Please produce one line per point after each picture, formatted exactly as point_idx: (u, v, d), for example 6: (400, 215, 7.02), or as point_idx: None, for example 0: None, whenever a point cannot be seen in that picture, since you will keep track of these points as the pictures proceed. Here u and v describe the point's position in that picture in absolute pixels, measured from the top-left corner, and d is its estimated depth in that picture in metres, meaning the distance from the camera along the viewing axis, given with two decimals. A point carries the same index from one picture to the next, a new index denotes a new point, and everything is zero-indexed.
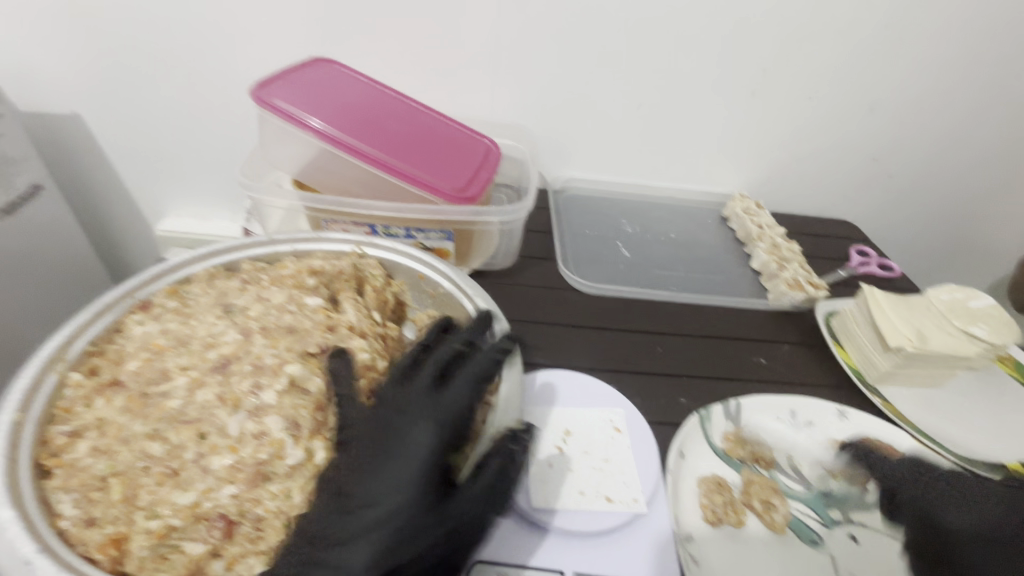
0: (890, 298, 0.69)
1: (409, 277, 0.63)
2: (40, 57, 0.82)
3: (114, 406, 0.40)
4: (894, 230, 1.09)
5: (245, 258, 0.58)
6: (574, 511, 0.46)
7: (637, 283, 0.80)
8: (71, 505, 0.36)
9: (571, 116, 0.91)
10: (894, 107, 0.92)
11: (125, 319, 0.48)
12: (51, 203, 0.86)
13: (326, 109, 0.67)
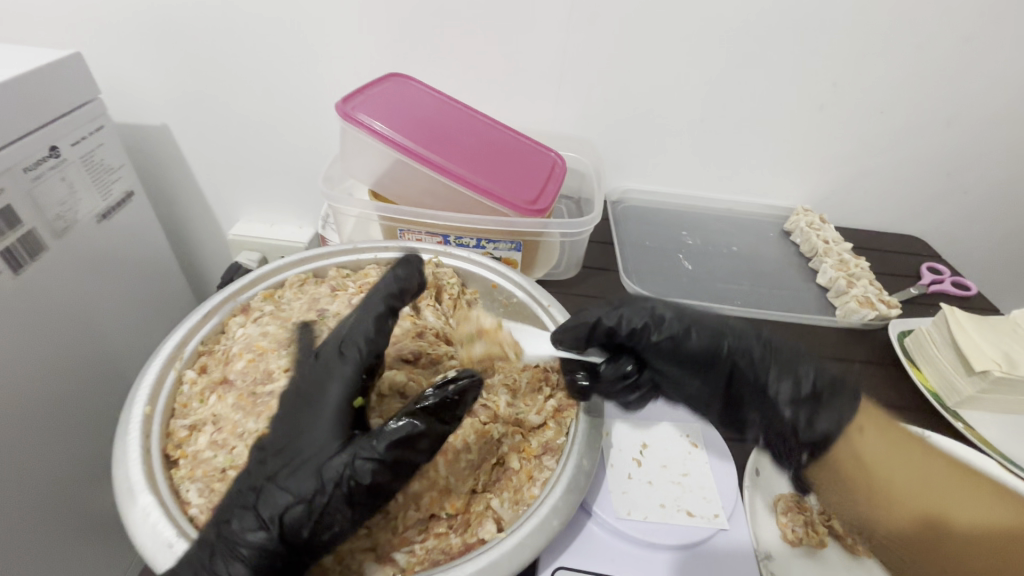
0: (973, 319, 0.67)
1: (482, 285, 0.64)
2: (134, 73, 0.88)
3: (227, 403, 0.44)
4: (966, 246, 1.05)
5: (330, 265, 0.61)
6: (656, 524, 0.46)
7: (699, 296, 0.80)
8: (197, 493, 0.38)
9: (633, 129, 0.91)
10: (973, 120, 0.88)
11: (228, 321, 0.52)
12: (140, 208, 0.92)
13: (404, 123, 0.69)
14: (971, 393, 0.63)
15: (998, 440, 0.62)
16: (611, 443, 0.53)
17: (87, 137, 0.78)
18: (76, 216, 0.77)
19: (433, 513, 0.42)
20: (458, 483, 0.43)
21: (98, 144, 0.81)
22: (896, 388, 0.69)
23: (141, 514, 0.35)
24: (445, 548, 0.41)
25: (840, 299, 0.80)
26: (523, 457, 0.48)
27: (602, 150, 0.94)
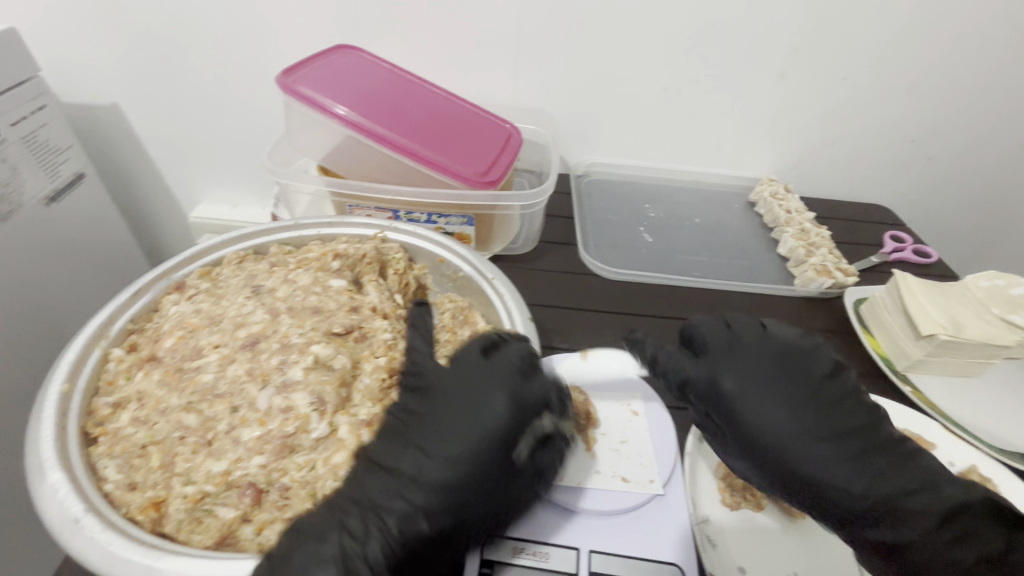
0: (924, 284, 0.67)
1: (430, 260, 0.64)
2: (77, 51, 0.85)
3: (152, 379, 0.43)
4: (932, 215, 1.05)
5: (272, 242, 0.60)
6: (588, 489, 0.47)
7: (658, 267, 0.80)
8: (115, 469, 0.38)
9: (594, 101, 0.90)
10: (935, 85, 0.87)
11: (161, 299, 0.51)
12: (93, 191, 0.90)
13: (351, 97, 0.67)
14: (920, 356, 0.63)
15: (944, 403, 0.63)
16: None
17: (28, 116, 0.75)
18: (22, 199, 0.75)
19: None
20: None
21: (42, 124, 0.78)
22: (848, 354, 0.69)
23: (50, 491, 0.34)
24: None
25: (799, 268, 0.80)
26: None
27: (563, 123, 0.93)
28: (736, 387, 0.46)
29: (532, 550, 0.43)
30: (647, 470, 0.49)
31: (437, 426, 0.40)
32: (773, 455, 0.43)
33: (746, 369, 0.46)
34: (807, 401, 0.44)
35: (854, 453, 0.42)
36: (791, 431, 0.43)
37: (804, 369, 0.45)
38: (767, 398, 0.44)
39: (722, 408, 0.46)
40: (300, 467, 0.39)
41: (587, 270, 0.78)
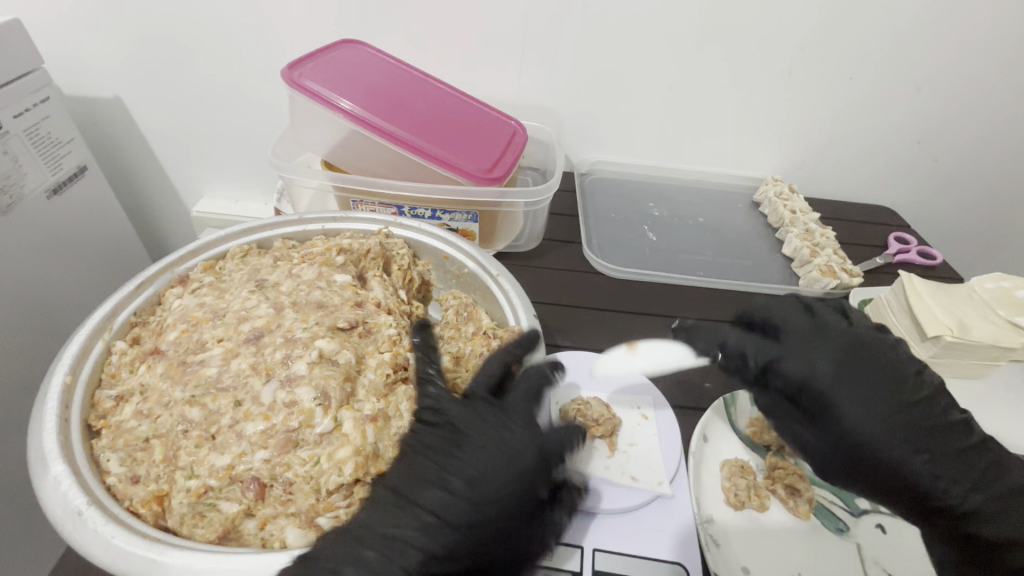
0: (930, 285, 0.66)
1: (434, 256, 0.64)
2: (81, 43, 0.84)
3: (155, 372, 0.43)
4: (936, 216, 1.05)
5: (276, 236, 0.60)
6: (595, 487, 0.48)
7: (663, 266, 0.80)
8: (117, 463, 0.38)
9: (599, 98, 0.89)
10: (941, 86, 0.87)
11: (164, 292, 0.51)
12: (95, 184, 0.90)
13: (356, 91, 0.67)
14: (924, 358, 0.63)
15: None
16: (560, 410, 0.54)
17: (31, 109, 0.75)
18: (24, 191, 0.75)
19: (358, 479, 0.39)
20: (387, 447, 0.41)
21: (44, 116, 0.78)
22: None
23: (53, 482, 0.34)
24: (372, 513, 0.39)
25: (803, 268, 0.80)
26: None
27: (568, 121, 0.92)
28: (822, 377, 0.48)
29: None
30: (656, 472, 0.49)
31: (460, 434, 0.42)
32: (877, 457, 0.45)
33: (831, 366, 0.48)
34: (899, 401, 0.46)
35: (939, 446, 0.45)
36: (888, 430, 0.45)
37: (884, 361, 0.48)
38: (861, 394, 0.47)
39: (806, 399, 0.48)
40: (304, 461, 0.39)
41: (591, 268, 0.78)
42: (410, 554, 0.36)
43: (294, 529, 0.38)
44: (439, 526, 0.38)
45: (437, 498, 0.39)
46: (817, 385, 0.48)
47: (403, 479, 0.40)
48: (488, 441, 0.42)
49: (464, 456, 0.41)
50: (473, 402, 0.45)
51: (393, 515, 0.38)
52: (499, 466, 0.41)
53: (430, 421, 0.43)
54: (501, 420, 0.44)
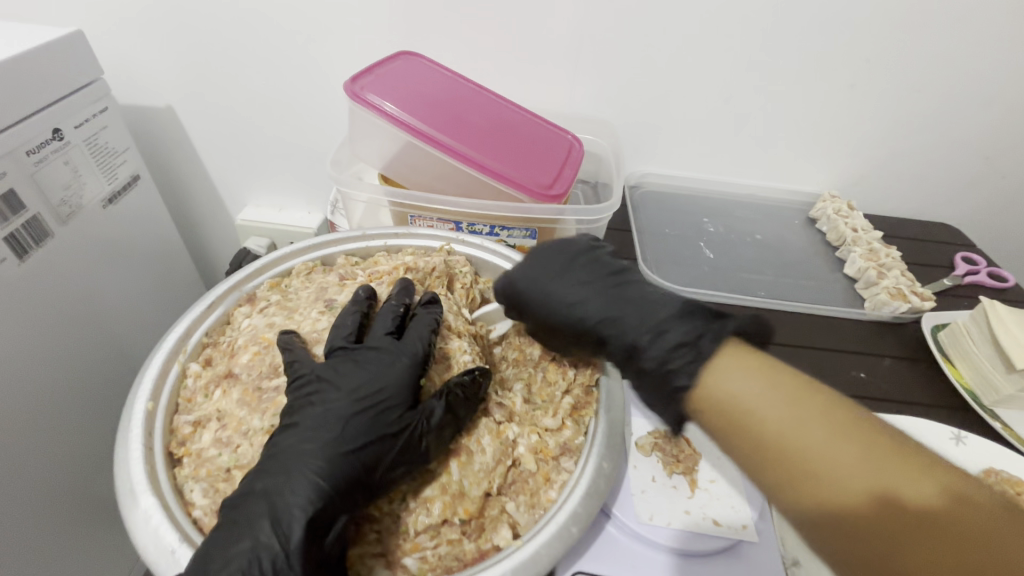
0: (1014, 313, 0.63)
1: (495, 274, 0.62)
2: (137, 54, 0.85)
3: (231, 398, 0.42)
4: (1000, 234, 1.00)
5: (339, 252, 0.59)
6: (678, 529, 0.43)
7: (722, 286, 0.77)
8: (201, 494, 0.37)
9: (652, 111, 0.87)
10: (1016, 100, 0.83)
11: (233, 311, 0.50)
12: (147, 192, 0.90)
13: (415, 104, 0.66)
14: (1010, 391, 0.60)
15: None
16: (634, 444, 0.50)
17: (90, 120, 0.76)
18: (82, 202, 0.75)
19: (446, 518, 0.38)
20: (471, 485, 0.40)
21: (103, 126, 0.78)
22: (929, 384, 0.66)
23: (143, 517, 0.34)
24: (458, 554, 0.38)
25: (869, 290, 0.76)
26: (539, 458, 0.43)
27: (619, 133, 0.90)
28: (532, 307, 0.48)
29: None
30: (742, 513, 0.45)
31: (328, 400, 0.39)
32: (585, 332, 0.46)
33: (564, 269, 0.48)
34: (597, 289, 0.46)
35: (620, 321, 0.44)
36: (576, 308, 0.46)
37: (557, 263, 0.49)
38: (529, 276, 0.49)
39: (540, 331, 0.49)
40: (391, 499, 0.39)
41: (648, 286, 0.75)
42: (302, 516, 0.34)
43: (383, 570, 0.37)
44: (327, 489, 0.35)
45: (326, 462, 0.36)
46: (577, 313, 0.46)
47: (289, 436, 0.37)
48: (375, 411, 0.39)
49: (334, 418, 0.38)
50: (375, 371, 0.41)
51: (285, 479, 0.35)
52: (387, 440, 0.38)
53: (308, 391, 0.40)
54: (403, 392, 0.40)
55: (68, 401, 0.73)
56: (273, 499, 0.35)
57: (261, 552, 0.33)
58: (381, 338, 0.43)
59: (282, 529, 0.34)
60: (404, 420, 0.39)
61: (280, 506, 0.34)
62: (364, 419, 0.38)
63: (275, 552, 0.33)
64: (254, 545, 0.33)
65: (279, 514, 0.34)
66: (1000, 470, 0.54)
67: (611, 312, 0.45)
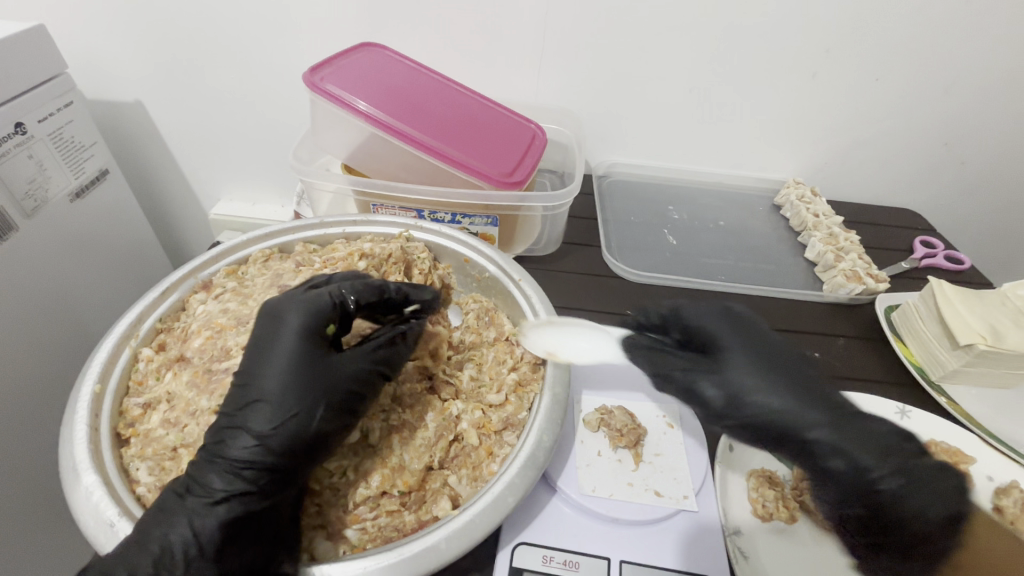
0: (961, 292, 0.64)
1: (454, 260, 0.64)
2: (104, 48, 0.85)
3: (181, 380, 0.43)
4: (961, 218, 1.02)
5: (297, 240, 0.60)
6: (621, 500, 0.45)
7: (683, 271, 0.78)
8: (146, 471, 0.39)
9: (618, 100, 0.88)
10: (972, 87, 0.85)
11: (189, 298, 0.51)
12: (117, 186, 0.90)
13: (376, 94, 0.67)
14: (956, 366, 0.61)
15: (981, 414, 0.61)
16: (583, 420, 0.51)
17: (55, 113, 0.75)
18: (48, 195, 0.75)
19: (385, 490, 0.40)
20: (412, 459, 0.42)
21: (68, 120, 0.78)
22: (880, 362, 0.67)
23: (84, 493, 0.36)
24: (398, 525, 0.40)
25: (827, 273, 0.78)
26: (482, 432, 0.46)
27: (587, 123, 0.92)
28: (765, 387, 0.42)
29: (562, 560, 0.42)
30: (682, 487, 0.47)
31: (253, 381, 0.38)
32: (798, 434, 0.41)
33: (750, 360, 0.44)
34: (786, 383, 0.42)
35: (852, 427, 0.40)
36: (792, 404, 0.41)
37: (777, 348, 0.45)
38: (753, 357, 0.44)
39: (760, 411, 0.41)
40: (331, 472, 0.40)
41: (611, 272, 0.76)
42: (215, 506, 0.35)
43: (324, 541, 0.38)
44: (249, 476, 0.36)
45: (246, 447, 0.36)
46: (779, 408, 0.41)
47: (218, 419, 0.38)
48: (288, 366, 0.38)
49: (253, 394, 0.38)
50: (279, 334, 0.40)
51: (205, 465, 0.36)
52: (305, 394, 0.38)
53: (238, 375, 0.39)
54: (315, 366, 0.39)
55: (34, 391, 0.73)
56: (190, 485, 0.36)
57: (175, 541, 0.33)
58: (286, 298, 0.43)
59: (198, 519, 0.34)
60: (326, 391, 0.38)
61: (195, 496, 0.35)
62: (285, 389, 0.38)
63: (189, 541, 0.33)
64: (170, 537, 0.34)
65: (197, 504, 0.35)
66: (940, 441, 0.55)
67: (833, 410, 0.41)
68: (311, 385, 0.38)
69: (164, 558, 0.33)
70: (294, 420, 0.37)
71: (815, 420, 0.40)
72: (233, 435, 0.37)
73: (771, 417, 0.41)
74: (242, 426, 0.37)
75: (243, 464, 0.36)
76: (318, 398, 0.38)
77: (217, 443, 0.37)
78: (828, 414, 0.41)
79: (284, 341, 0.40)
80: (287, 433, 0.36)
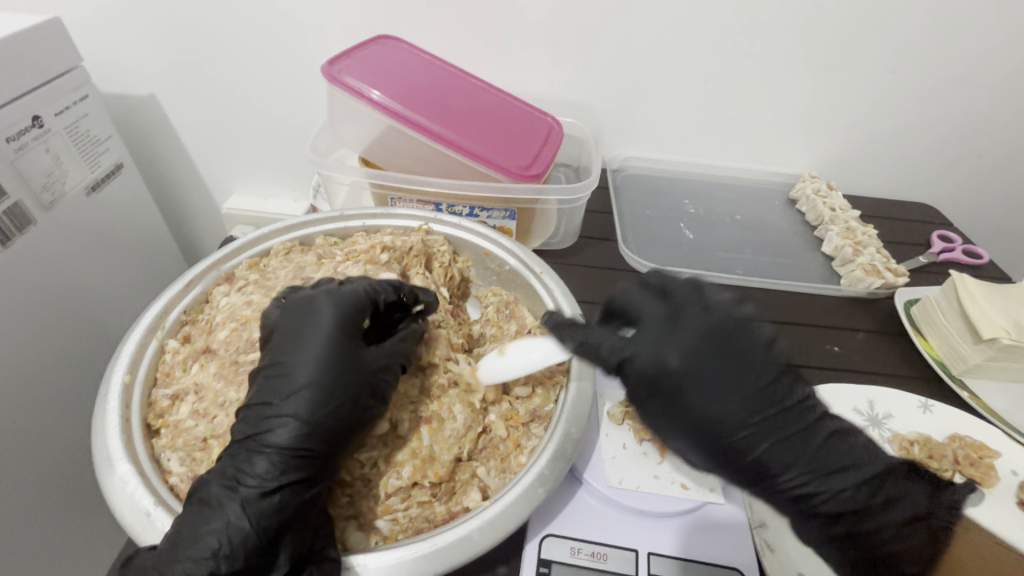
0: (983, 286, 0.64)
1: (474, 253, 0.63)
2: (118, 42, 0.85)
3: (208, 372, 0.43)
4: (977, 213, 1.01)
5: (317, 233, 0.60)
6: (647, 492, 0.45)
7: (700, 265, 0.78)
8: (178, 462, 0.39)
9: (633, 94, 0.88)
10: (991, 80, 0.84)
11: (212, 290, 0.51)
12: (131, 181, 0.91)
13: (393, 87, 0.67)
14: (978, 361, 0.61)
15: (1004, 408, 0.60)
16: (606, 413, 0.51)
17: (71, 107, 0.75)
18: (64, 188, 0.75)
19: (416, 482, 0.40)
20: (443, 450, 0.42)
21: (84, 114, 0.78)
22: (900, 356, 0.67)
23: (119, 483, 0.36)
24: (430, 515, 0.40)
25: (845, 267, 0.77)
26: (510, 424, 0.46)
27: (601, 116, 0.91)
28: (724, 419, 0.38)
29: (590, 551, 0.42)
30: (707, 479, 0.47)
31: (291, 372, 0.38)
32: (748, 462, 0.38)
33: (712, 382, 0.38)
34: (766, 411, 0.38)
35: (813, 455, 0.38)
36: (746, 433, 0.38)
37: (748, 349, 0.39)
38: (720, 383, 0.38)
39: (754, 443, 0.38)
40: (362, 463, 0.40)
41: (628, 266, 0.76)
42: (261, 497, 0.35)
43: (357, 531, 0.39)
44: (293, 466, 0.36)
45: (292, 435, 0.36)
46: (754, 439, 0.38)
47: (253, 410, 0.38)
48: (323, 358, 0.38)
49: (291, 385, 0.37)
50: (314, 327, 0.40)
51: (246, 457, 0.36)
52: (347, 382, 0.38)
53: (269, 367, 0.39)
54: (348, 358, 0.39)
55: (53, 384, 0.73)
56: (234, 477, 0.36)
57: (233, 532, 0.34)
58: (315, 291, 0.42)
59: (247, 510, 0.34)
60: (361, 381, 0.39)
61: (239, 487, 0.35)
62: (323, 381, 0.38)
63: (245, 531, 0.34)
64: (225, 529, 0.34)
65: (248, 495, 0.35)
66: (964, 435, 0.55)
67: (813, 437, 0.39)
68: (349, 377, 0.38)
69: (223, 549, 0.33)
70: (333, 410, 0.37)
71: (772, 451, 0.38)
72: (272, 426, 0.36)
73: (753, 448, 0.38)
74: (281, 417, 0.36)
75: (285, 454, 0.36)
76: (355, 390, 0.38)
77: (256, 435, 0.37)
78: (798, 443, 0.38)
79: (315, 334, 0.39)
80: (327, 423, 0.37)
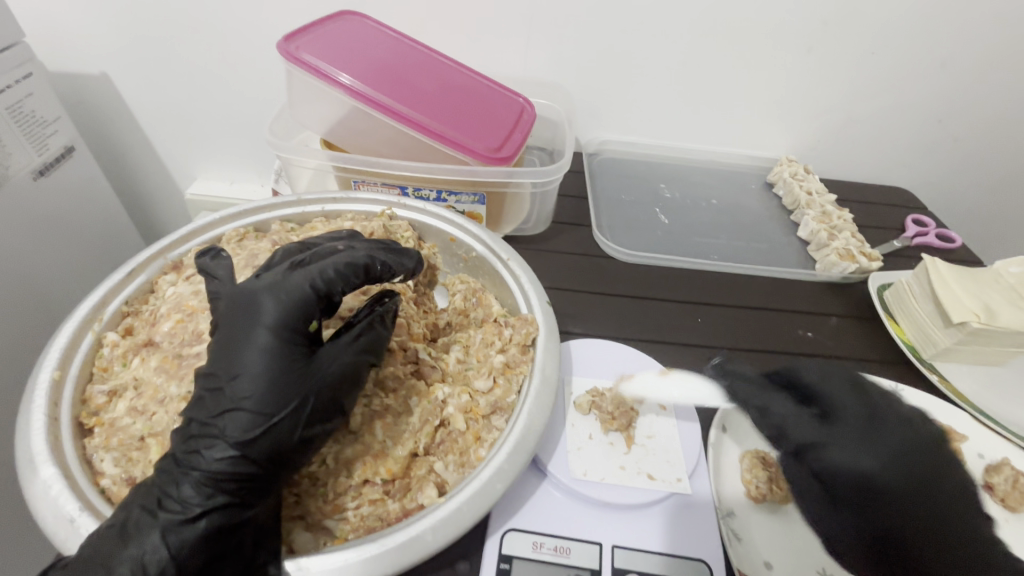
0: (954, 270, 0.63)
1: (439, 239, 0.61)
2: (64, 16, 0.80)
3: (149, 366, 0.41)
4: (952, 197, 1.02)
5: (274, 219, 0.57)
6: (612, 484, 0.44)
7: (676, 250, 0.77)
8: (112, 463, 0.37)
9: (609, 74, 0.85)
10: (968, 62, 0.83)
11: (157, 279, 0.49)
12: (84, 164, 0.86)
13: (356, 65, 0.63)
14: (948, 345, 0.60)
15: (972, 392, 0.61)
16: (573, 403, 0.50)
17: (12, 85, 0.71)
18: (8, 172, 0.71)
19: (367, 479, 0.39)
20: (396, 446, 0.41)
21: (28, 93, 0.73)
22: (871, 341, 0.67)
23: (43, 487, 0.34)
24: (382, 514, 0.38)
25: (820, 252, 0.77)
26: (470, 417, 0.44)
27: (577, 97, 0.89)
28: (844, 443, 0.41)
29: (552, 545, 0.40)
30: (675, 470, 0.46)
31: (238, 374, 0.35)
32: (847, 479, 0.40)
33: (839, 417, 0.43)
34: (885, 455, 0.41)
35: (922, 509, 0.38)
36: (857, 456, 0.41)
37: (890, 419, 0.43)
38: (849, 425, 0.42)
39: (839, 459, 0.40)
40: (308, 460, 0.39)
41: (602, 252, 0.74)
42: (191, 520, 0.33)
43: (300, 531, 0.37)
44: (228, 487, 0.34)
45: (220, 458, 0.33)
46: (851, 461, 0.40)
47: (190, 427, 0.35)
48: (263, 366, 0.35)
49: (229, 397, 0.35)
50: (253, 327, 0.36)
51: (175, 477, 0.34)
52: (283, 403, 0.35)
53: (212, 378, 0.36)
54: (291, 366, 0.36)
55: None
56: (159, 499, 0.33)
57: (149, 560, 0.31)
58: (259, 282, 0.39)
59: (175, 535, 0.32)
60: (303, 396, 0.36)
61: (169, 510, 0.33)
62: (267, 394, 0.35)
63: (163, 561, 0.31)
64: (144, 557, 0.32)
65: (170, 521, 0.32)
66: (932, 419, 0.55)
67: (926, 498, 0.39)
68: (295, 390, 0.35)
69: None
70: (271, 431, 0.34)
71: (870, 480, 0.39)
72: (207, 446, 0.34)
73: (840, 467, 0.40)
74: (218, 435, 0.34)
75: (220, 473, 0.33)
76: (305, 403, 0.36)
77: (190, 453, 0.34)
78: (896, 488, 0.39)
79: (257, 340, 0.36)
80: (266, 448, 0.34)
